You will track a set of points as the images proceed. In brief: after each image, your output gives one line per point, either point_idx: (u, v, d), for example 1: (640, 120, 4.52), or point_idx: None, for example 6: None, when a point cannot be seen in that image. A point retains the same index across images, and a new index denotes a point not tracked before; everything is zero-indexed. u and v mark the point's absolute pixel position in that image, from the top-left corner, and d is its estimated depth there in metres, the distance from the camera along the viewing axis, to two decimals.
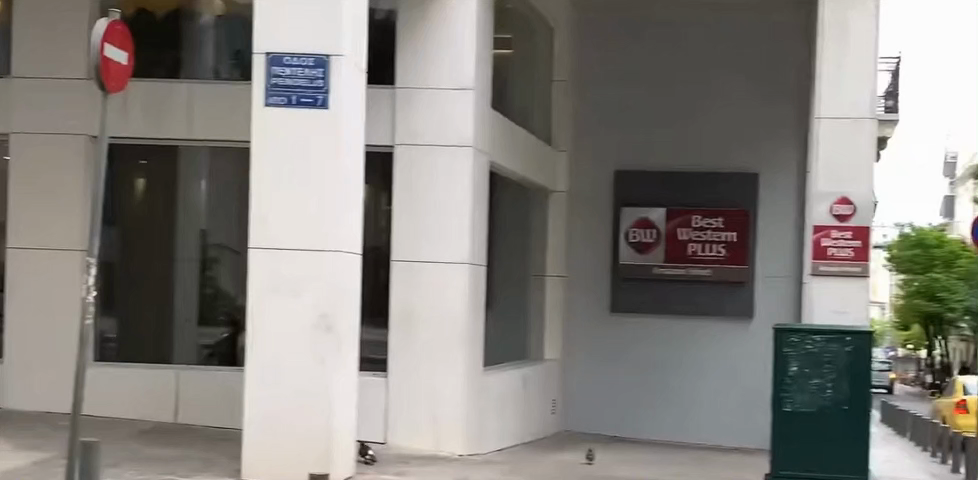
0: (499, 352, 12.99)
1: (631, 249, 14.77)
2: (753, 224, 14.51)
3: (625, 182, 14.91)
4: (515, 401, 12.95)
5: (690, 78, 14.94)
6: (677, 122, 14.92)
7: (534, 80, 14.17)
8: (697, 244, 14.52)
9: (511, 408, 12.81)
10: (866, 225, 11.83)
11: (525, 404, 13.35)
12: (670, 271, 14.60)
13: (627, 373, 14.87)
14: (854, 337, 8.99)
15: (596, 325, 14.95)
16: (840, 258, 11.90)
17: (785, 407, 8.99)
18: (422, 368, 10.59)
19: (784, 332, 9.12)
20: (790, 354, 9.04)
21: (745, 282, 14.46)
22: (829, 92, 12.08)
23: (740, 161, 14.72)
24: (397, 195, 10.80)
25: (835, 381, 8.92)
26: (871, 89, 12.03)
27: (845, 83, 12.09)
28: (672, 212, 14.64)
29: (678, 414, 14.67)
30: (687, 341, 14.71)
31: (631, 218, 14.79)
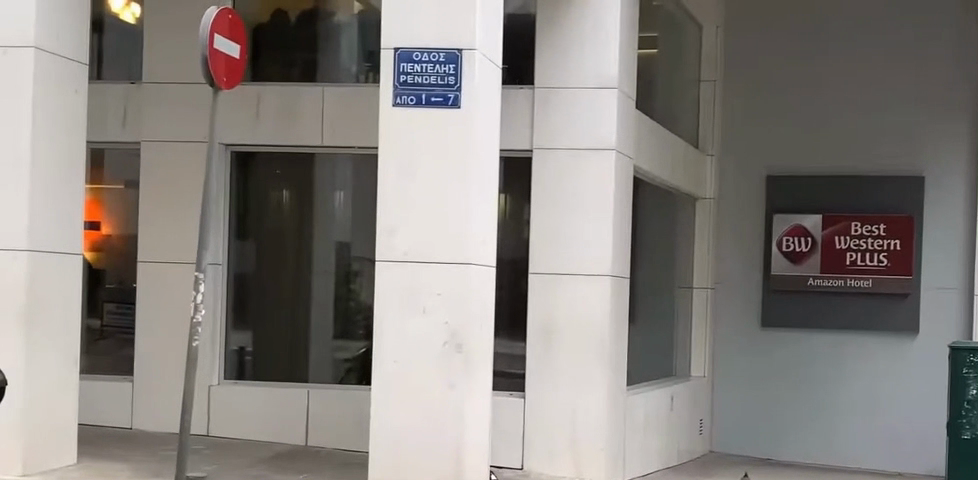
0: (643, 370, 12.20)
1: (785, 259, 13.78)
2: (917, 231, 13.43)
3: (779, 188, 13.93)
4: (661, 422, 12.13)
5: (850, 76, 13.89)
6: (835, 123, 13.89)
7: (681, 80, 13.33)
8: (856, 253, 13.51)
9: (656, 430, 12.00)
10: None
11: (671, 426, 12.52)
12: (827, 283, 13.59)
13: (782, 392, 13.87)
14: None
15: (749, 340, 14.00)
16: None
17: (963, 434, 9.24)
18: (563, 388, 9.88)
19: (961, 352, 9.38)
20: (969, 376, 9.31)
21: (910, 293, 13.36)
22: None
23: (904, 164, 13.62)
24: (535, 202, 10.09)
25: None
26: None
27: None
28: (828, 220, 13.65)
29: (840, 436, 13.63)
30: (850, 358, 13.64)
31: (784, 226, 13.83)
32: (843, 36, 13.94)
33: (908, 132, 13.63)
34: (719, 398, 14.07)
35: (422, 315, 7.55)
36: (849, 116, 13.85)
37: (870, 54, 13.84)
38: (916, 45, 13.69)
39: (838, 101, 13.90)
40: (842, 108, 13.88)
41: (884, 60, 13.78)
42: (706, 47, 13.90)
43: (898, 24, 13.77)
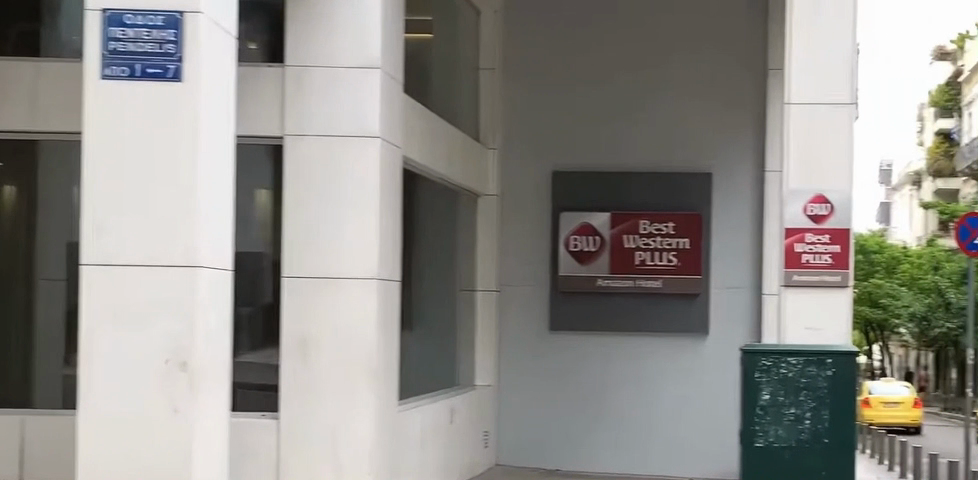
0: (423, 379, 11.17)
1: (572, 259, 12.80)
2: (705, 228, 12.77)
3: (566, 184, 12.99)
4: (441, 435, 11.14)
5: (635, 66, 13.18)
6: (624, 114, 13.13)
7: (458, 67, 12.37)
8: (645, 252, 12.67)
9: (436, 443, 10.99)
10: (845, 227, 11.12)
11: (454, 439, 11.53)
12: (617, 283, 12.69)
13: (570, 400, 12.92)
14: (835, 359, 8.23)
15: (537, 345, 12.97)
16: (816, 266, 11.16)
17: (756, 444, 8.20)
18: (326, 404, 8.75)
19: (753, 355, 8.33)
20: (762, 380, 8.28)
21: (699, 293, 12.66)
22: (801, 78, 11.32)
23: (692, 159, 13.01)
24: (289, 195, 8.95)
25: (814, 410, 8.19)
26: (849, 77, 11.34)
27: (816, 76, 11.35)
28: (616, 217, 12.75)
29: (635, 442, 12.81)
30: (641, 363, 12.81)
31: (573, 224, 12.84)
32: (629, 24, 13.24)
33: (696, 125, 13.03)
34: (505, 407, 13.00)
35: (139, 328, 6.30)
36: (638, 108, 13.11)
37: (657, 43, 13.17)
38: (702, 35, 13.13)
39: (626, 93, 13.14)
40: (631, 100, 13.13)
41: (671, 49, 13.15)
42: (485, 33, 12.98)
43: (686, 13, 13.16)
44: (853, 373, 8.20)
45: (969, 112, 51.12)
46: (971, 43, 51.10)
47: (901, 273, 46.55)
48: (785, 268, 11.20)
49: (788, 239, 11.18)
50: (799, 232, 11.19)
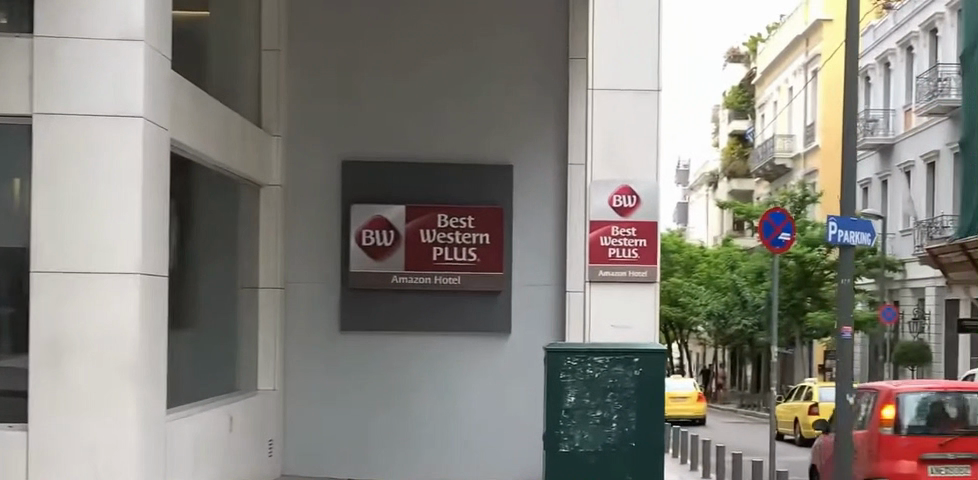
0: (198, 386, 10.09)
1: (364, 254, 11.84)
2: (505, 223, 12.05)
3: (352, 176, 12.04)
4: (218, 448, 10.08)
5: (431, 49, 12.32)
6: (421, 101, 12.25)
7: (237, 46, 11.29)
8: (443, 248, 11.84)
9: (212, 458, 9.94)
10: (651, 221, 10.59)
11: (232, 452, 10.48)
12: (414, 281, 11.79)
13: (364, 406, 11.95)
14: (641, 358, 8.04)
15: (326, 348, 11.98)
16: (622, 261, 10.58)
17: (561, 448, 7.83)
18: (87, 418, 7.42)
19: (558, 355, 8.01)
20: (567, 381, 7.98)
21: (500, 291, 11.96)
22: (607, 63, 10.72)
23: (491, 150, 12.25)
24: (38, 177, 7.58)
25: (621, 412, 7.92)
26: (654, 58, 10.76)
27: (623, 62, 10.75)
28: (412, 211, 11.87)
29: (435, 447, 11.94)
30: (438, 366, 11.97)
31: (364, 217, 11.88)
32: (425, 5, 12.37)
33: (496, 115, 12.29)
34: (294, 413, 11.96)
35: None
36: (435, 94, 12.27)
37: (453, 25, 12.35)
38: (500, 19, 12.40)
39: (422, 79, 12.28)
40: (427, 86, 12.28)
41: (469, 33, 12.35)
42: (268, 10, 11.91)
43: None
44: (660, 372, 8.02)
45: (761, 115, 52.52)
46: (764, 46, 52.51)
47: (699, 271, 47.38)
48: (590, 264, 10.57)
49: (593, 233, 10.57)
50: (605, 225, 10.61)
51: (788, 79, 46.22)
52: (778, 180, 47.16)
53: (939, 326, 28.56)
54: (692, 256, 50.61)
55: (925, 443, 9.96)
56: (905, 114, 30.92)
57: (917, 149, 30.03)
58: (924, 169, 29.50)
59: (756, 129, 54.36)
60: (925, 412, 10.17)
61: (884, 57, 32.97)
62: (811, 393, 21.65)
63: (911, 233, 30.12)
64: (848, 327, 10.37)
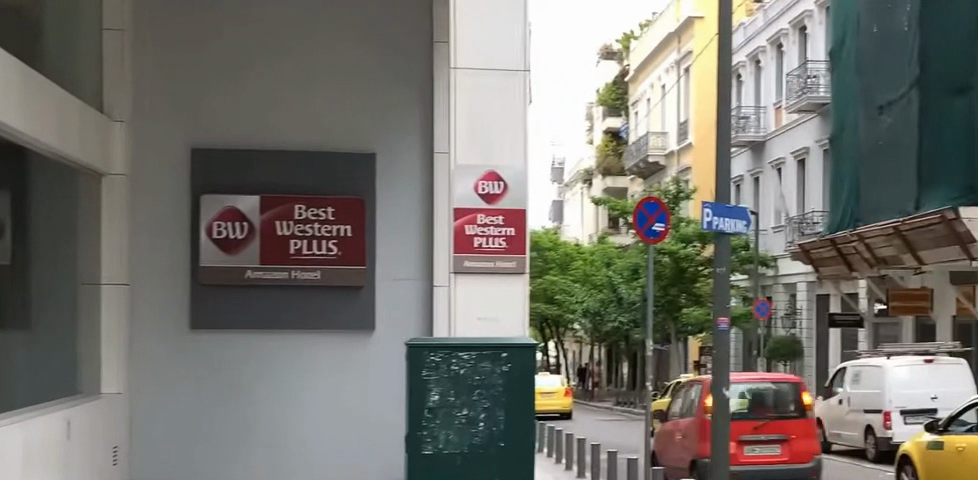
0: (35, 392, 9.23)
1: (215, 247, 11.12)
2: (368, 214, 11.42)
3: (203, 165, 11.25)
4: (58, 459, 9.23)
5: (287, 32, 11.60)
6: (277, 86, 11.52)
7: (75, 24, 10.41)
8: (301, 241, 11.15)
9: (52, 469, 9.09)
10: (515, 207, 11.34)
11: (75, 462, 9.63)
12: (269, 276, 11.09)
13: (218, 410, 11.19)
14: (511, 353, 7.66)
15: (176, 349, 11.21)
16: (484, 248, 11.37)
17: (425, 450, 7.46)
18: None
19: (420, 350, 7.60)
20: (431, 378, 7.58)
21: (363, 286, 11.34)
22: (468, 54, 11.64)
23: (352, 138, 11.59)
24: None
25: (488, 410, 7.57)
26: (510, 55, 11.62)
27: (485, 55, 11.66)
28: (268, 201, 11.14)
29: (296, 451, 11.22)
30: (297, 366, 11.28)
31: (215, 208, 11.14)
32: None
33: (356, 101, 11.64)
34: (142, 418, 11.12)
35: None
36: (293, 77, 11.55)
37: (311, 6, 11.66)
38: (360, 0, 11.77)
39: (278, 63, 11.55)
40: (283, 70, 11.55)
41: (328, 14, 11.68)
42: None
43: None
44: (530, 367, 7.66)
45: (635, 114, 52.77)
46: (636, 45, 52.80)
47: (574, 269, 47.31)
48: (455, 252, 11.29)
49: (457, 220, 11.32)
50: (469, 213, 11.38)
51: (660, 77, 46.43)
52: (651, 178, 47.38)
53: (810, 321, 28.81)
54: (567, 254, 50.60)
55: (744, 426, 13.42)
56: (775, 111, 31.13)
57: (787, 146, 30.25)
58: (794, 165, 29.73)
59: (630, 128, 54.64)
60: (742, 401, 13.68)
61: (754, 54, 33.17)
62: None
63: (781, 229, 30.33)
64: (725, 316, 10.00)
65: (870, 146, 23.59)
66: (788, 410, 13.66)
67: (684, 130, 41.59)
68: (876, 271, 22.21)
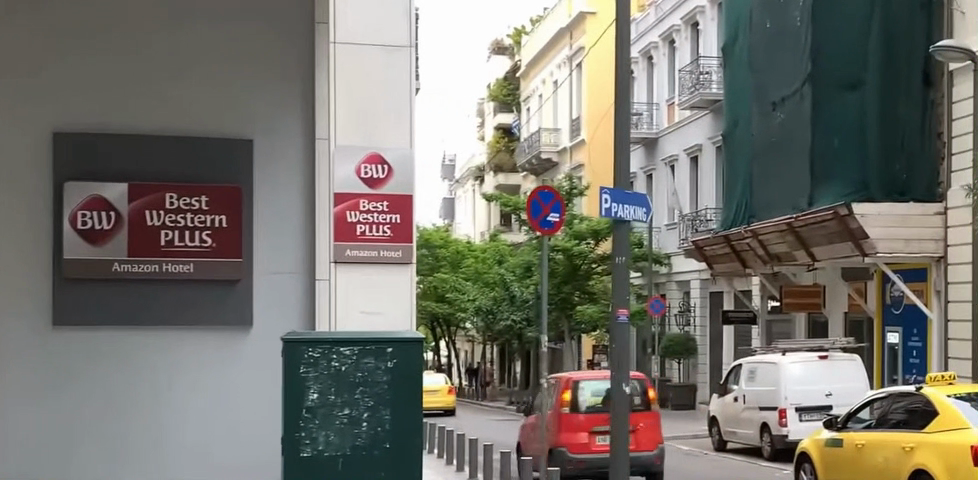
0: None
1: (80, 238, 10.32)
2: (244, 203, 10.81)
3: (71, 148, 10.45)
4: None
5: (159, 11, 10.93)
6: (149, 69, 10.82)
7: None
8: (172, 231, 10.50)
9: None
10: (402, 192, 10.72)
11: None
12: (138, 270, 10.40)
13: (84, 412, 10.40)
14: (395, 348, 7.10)
15: (39, 346, 10.36)
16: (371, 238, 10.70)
17: (302, 452, 6.85)
18: None
19: (296, 344, 6.97)
20: (309, 375, 6.96)
21: (239, 279, 10.76)
22: (348, 27, 11.01)
23: (229, 124, 10.96)
24: None
25: (372, 410, 7.00)
26: (394, 28, 11.06)
27: (366, 28, 11.05)
28: (136, 189, 10.43)
29: (168, 456, 10.52)
30: (167, 363, 10.60)
31: (79, 196, 10.35)
32: None
33: (233, 86, 11.03)
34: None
35: None
36: (164, 59, 10.87)
37: None
38: None
39: (150, 44, 10.86)
40: (154, 53, 10.86)
41: None
42: None
43: None
44: (416, 364, 7.11)
45: (527, 111, 52.57)
46: (526, 42, 52.77)
47: (467, 267, 46.95)
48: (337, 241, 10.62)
49: (339, 206, 10.66)
50: (353, 198, 10.72)
51: (552, 73, 46.28)
52: (544, 175, 47.31)
53: (703, 318, 28.79)
54: (459, 252, 50.18)
55: (595, 418, 13.94)
56: (667, 107, 31.08)
57: (679, 143, 30.21)
58: (686, 162, 29.73)
59: (522, 125, 54.46)
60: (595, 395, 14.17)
61: (646, 51, 33.11)
62: None
63: (674, 227, 30.28)
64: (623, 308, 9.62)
65: (762, 142, 23.58)
66: (638, 405, 14.10)
67: (576, 126, 41.48)
68: (770, 268, 22.18)
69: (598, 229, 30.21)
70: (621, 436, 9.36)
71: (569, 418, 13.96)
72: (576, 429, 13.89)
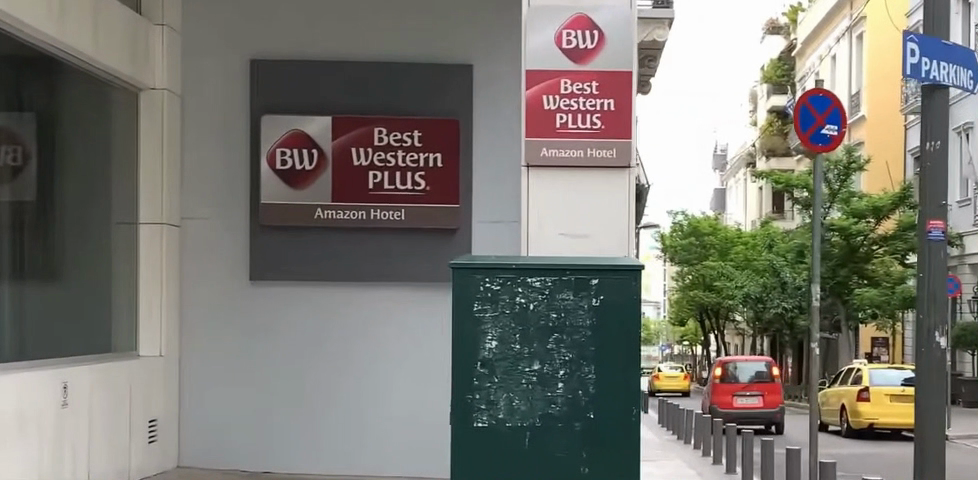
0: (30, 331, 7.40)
1: (278, 179, 9.11)
2: (465, 139, 9.23)
3: (266, 78, 9.23)
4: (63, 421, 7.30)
5: None
6: None
7: None
8: (381, 173, 9.12)
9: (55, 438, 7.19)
10: None
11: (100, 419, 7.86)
12: (344, 217, 9.09)
13: (281, 376, 9.25)
14: (605, 278, 4.80)
15: (235, 301, 9.28)
16: None
17: (473, 424, 4.73)
18: None
19: (467, 271, 4.80)
20: (483, 314, 4.76)
21: (458, 228, 9.16)
22: None
23: (447, 49, 9.38)
24: None
25: (570, 366, 4.78)
26: None
27: None
28: (342, 124, 9.13)
29: (377, 432, 9.18)
30: (373, 323, 9.26)
31: (277, 132, 9.14)
32: None
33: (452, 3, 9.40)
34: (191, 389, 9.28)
35: None
36: None
37: None
38: None
39: None
40: None
41: None
42: None
43: None
44: (634, 302, 4.80)
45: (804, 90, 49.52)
46: (803, 17, 49.65)
47: (735, 255, 44.59)
48: None
49: None
50: None
51: (830, 47, 43.16)
52: None
53: None
54: (727, 239, 47.43)
55: (737, 386, 19.19)
56: None
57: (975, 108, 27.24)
58: None
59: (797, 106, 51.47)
60: (748, 374, 19.35)
61: None
62: (859, 377, 18.78)
63: (969, 203, 27.48)
64: (939, 221, 7.06)
65: None
66: (765, 377, 19.28)
67: (855, 102, 38.47)
68: None
69: (879, 207, 27.60)
70: (936, 398, 6.95)
71: (723, 386, 19.20)
72: (727, 392, 19.12)
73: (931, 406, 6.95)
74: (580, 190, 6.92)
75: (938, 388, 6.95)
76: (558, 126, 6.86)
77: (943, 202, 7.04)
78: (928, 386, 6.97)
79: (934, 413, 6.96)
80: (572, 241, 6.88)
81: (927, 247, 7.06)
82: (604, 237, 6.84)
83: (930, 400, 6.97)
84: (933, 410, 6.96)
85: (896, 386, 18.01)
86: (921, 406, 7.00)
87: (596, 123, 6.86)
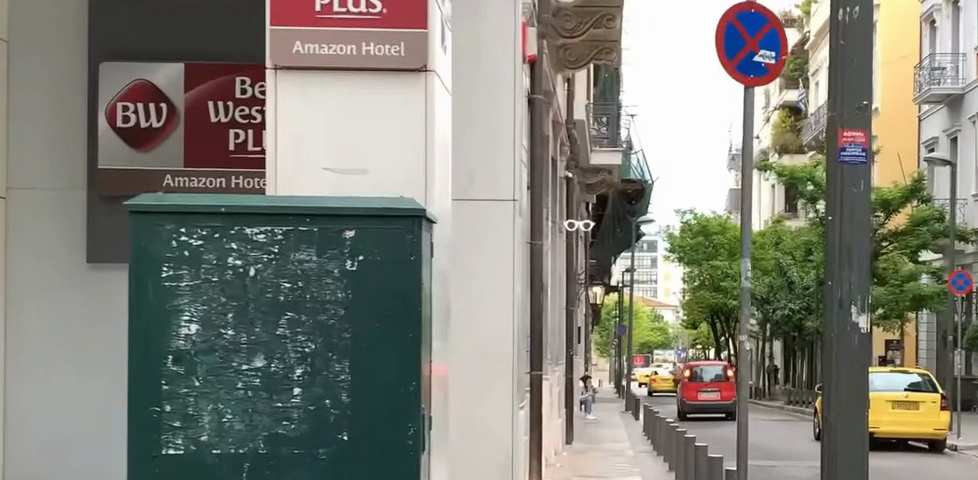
0: None
1: (121, 142, 6.93)
2: None
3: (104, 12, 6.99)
4: None
5: None
6: None
7: None
8: (245, 131, 6.86)
9: None
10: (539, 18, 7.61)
11: None
12: (200, 185, 6.86)
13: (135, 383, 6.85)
14: (365, 227, 3.15)
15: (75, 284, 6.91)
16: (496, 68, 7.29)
17: (160, 453, 3.07)
18: None
19: (151, 220, 3.14)
20: (174, 284, 3.12)
21: None
22: None
23: None
24: None
25: (314, 360, 3.13)
26: None
27: None
28: (197, 73, 6.95)
29: None
30: None
31: (121, 83, 6.98)
32: None
33: None
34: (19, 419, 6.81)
35: None
36: None
37: None
38: None
39: None
40: None
41: None
42: None
43: None
44: (409, 260, 3.16)
45: (817, 84, 47.63)
46: (814, 9, 48.24)
47: None
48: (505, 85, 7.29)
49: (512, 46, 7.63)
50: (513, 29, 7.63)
51: None
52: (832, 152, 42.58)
53: None
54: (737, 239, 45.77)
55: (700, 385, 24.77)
56: None
57: None
58: None
59: (809, 101, 49.68)
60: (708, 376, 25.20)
61: None
62: None
63: None
64: (858, 134, 4.66)
65: None
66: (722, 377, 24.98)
67: None
68: None
69: (889, 201, 25.78)
70: (858, 404, 4.60)
71: (691, 384, 24.94)
72: (693, 389, 24.85)
73: (840, 415, 4.62)
74: (358, 98, 4.08)
75: (848, 389, 4.60)
76: (319, 13, 4.02)
77: (860, 102, 4.64)
78: (837, 387, 4.60)
79: (849, 427, 4.62)
80: (341, 178, 4.05)
81: (839, 176, 4.69)
82: (399, 170, 4.06)
83: (846, 407, 4.60)
84: (846, 423, 4.61)
85: (898, 391, 16.21)
86: (828, 418, 4.66)
87: (374, 7, 4.03)
